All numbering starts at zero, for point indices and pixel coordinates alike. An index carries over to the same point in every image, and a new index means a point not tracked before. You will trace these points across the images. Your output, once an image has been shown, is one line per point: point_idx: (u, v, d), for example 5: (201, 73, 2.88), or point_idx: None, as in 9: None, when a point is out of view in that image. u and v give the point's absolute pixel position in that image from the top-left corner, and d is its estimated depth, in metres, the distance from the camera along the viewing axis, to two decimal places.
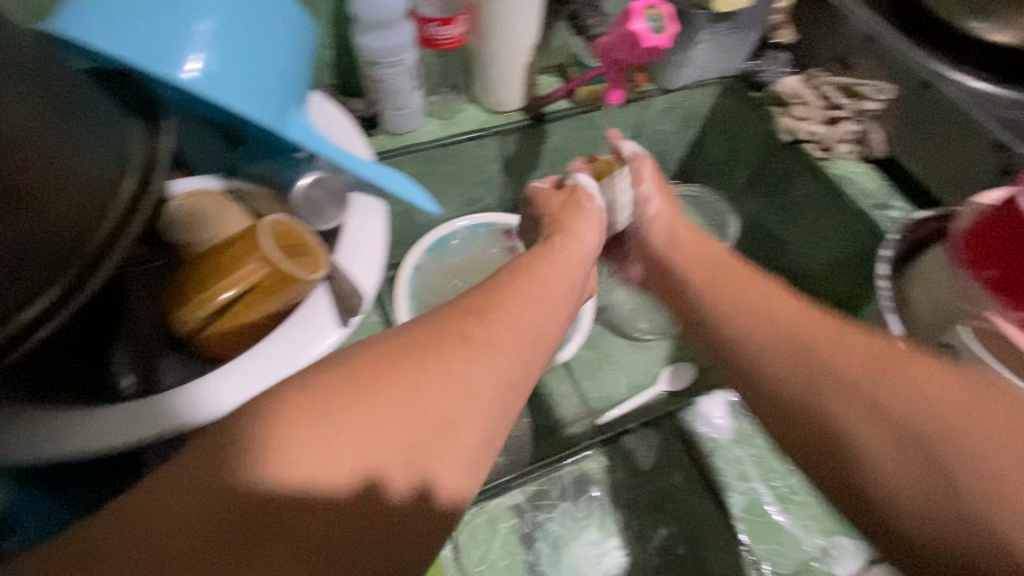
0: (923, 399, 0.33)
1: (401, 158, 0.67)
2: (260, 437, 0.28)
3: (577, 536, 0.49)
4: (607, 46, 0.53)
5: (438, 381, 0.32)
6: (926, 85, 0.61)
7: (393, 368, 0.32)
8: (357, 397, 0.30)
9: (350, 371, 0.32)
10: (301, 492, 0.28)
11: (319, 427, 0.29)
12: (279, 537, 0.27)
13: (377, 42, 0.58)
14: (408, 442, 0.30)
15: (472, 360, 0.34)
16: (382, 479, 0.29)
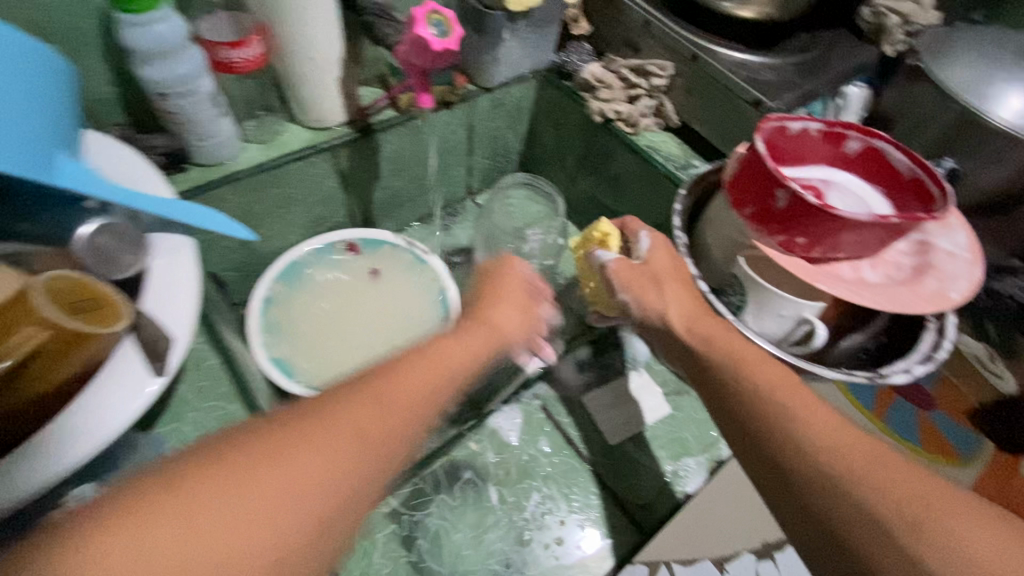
0: (882, 474, 0.36)
1: (223, 190, 0.64)
2: (194, 495, 0.30)
3: (452, 523, 0.49)
4: (404, 54, 0.58)
5: (331, 436, 0.35)
6: (694, 58, 0.71)
7: (244, 463, 0.32)
8: (211, 493, 0.31)
9: (204, 462, 0.32)
10: (208, 520, 0.30)
11: (231, 479, 0.32)
12: (205, 539, 0.30)
13: (162, 72, 0.55)
14: (288, 510, 0.32)
15: (366, 415, 0.37)
16: (279, 523, 0.32)
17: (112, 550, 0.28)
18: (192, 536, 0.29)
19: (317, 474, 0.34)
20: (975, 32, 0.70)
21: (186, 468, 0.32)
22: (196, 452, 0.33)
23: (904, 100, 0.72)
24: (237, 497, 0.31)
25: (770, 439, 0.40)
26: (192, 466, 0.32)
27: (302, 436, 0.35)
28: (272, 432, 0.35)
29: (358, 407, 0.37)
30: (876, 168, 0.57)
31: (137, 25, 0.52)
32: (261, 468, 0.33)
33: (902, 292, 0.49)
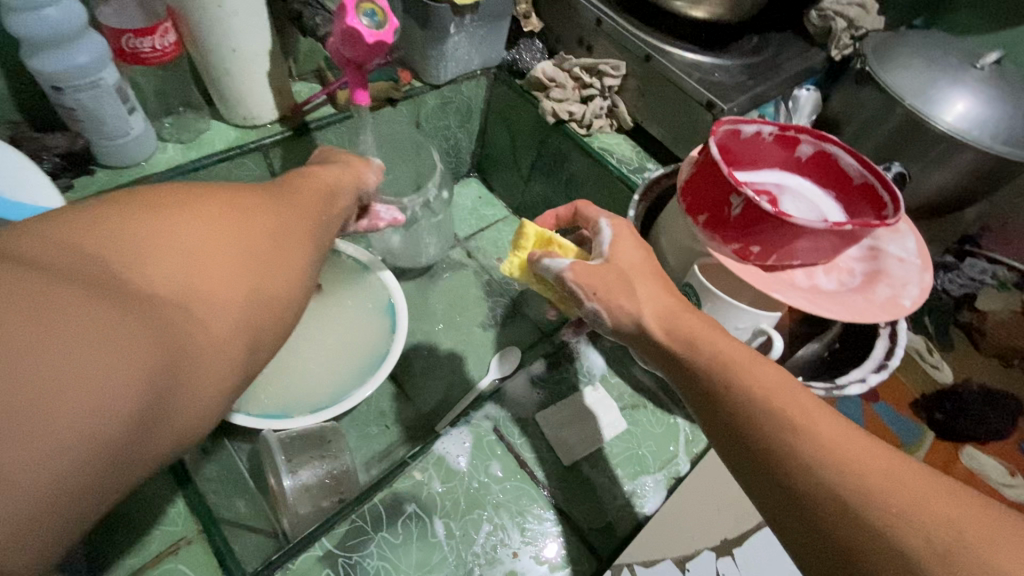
0: (903, 491, 0.30)
1: (135, 196, 0.57)
2: (132, 220, 0.26)
3: (395, 565, 0.42)
4: (334, 47, 0.54)
5: (275, 203, 0.34)
6: (647, 59, 0.69)
7: (216, 196, 0.30)
8: (185, 207, 0.28)
9: (168, 192, 0.29)
10: (171, 239, 0.26)
11: (174, 212, 0.27)
12: (174, 251, 0.26)
13: (57, 63, 0.48)
14: (246, 247, 0.29)
15: (302, 205, 0.36)
16: (245, 254, 0.28)
17: (90, 240, 0.24)
18: (186, 238, 0.26)
19: (292, 221, 0.34)
20: (918, 37, 0.71)
21: (168, 192, 0.28)
22: (156, 188, 0.29)
23: (851, 103, 0.73)
24: (216, 217, 0.29)
25: (762, 451, 0.34)
26: (160, 191, 0.28)
27: (260, 191, 0.34)
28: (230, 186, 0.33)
29: (302, 194, 0.38)
30: (827, 171, 0.56)
31: (25, 10, 0.45)
32: (230, 198, 0.31)
33: (856, 300, 0.49)
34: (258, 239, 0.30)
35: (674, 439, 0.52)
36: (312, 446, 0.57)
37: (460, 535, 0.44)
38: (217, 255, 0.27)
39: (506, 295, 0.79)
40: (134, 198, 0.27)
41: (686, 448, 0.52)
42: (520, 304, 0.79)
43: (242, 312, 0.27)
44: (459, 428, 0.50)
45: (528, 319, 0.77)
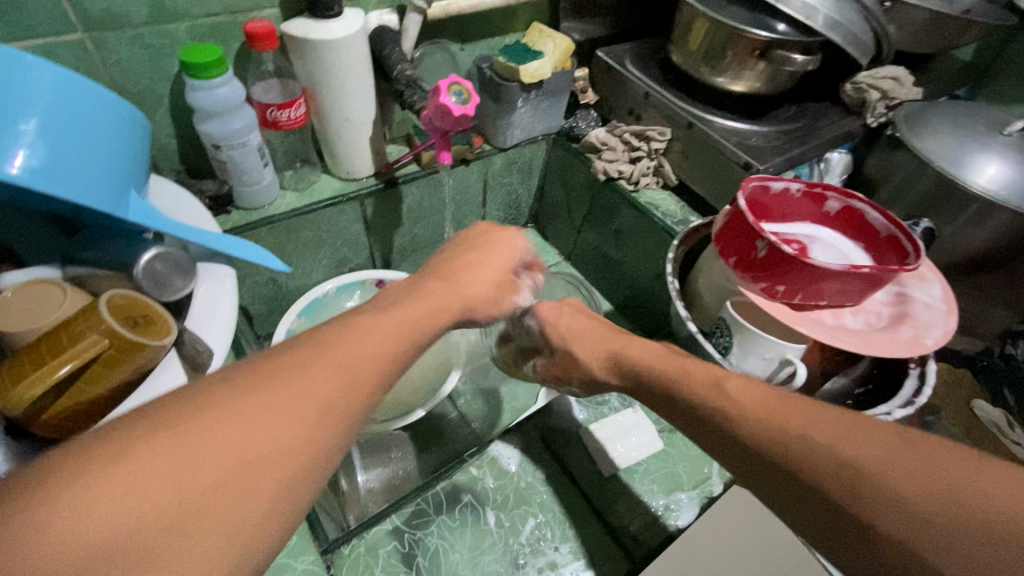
0: (868, 442, 0.32)
1: (261, 232, 0.71)
2: (133, 465, 0.23)
3: (451, 544, 0.48)
4: (428, 118, 0.68)
5: (312, 385, 0.29)
6: (690, 126, 0.78)
7: (208, 428, 0.25)
8: (164, 460, 0.24)
9: (149, 426, 0.24)
10: (161, 498, 0.23)
11: (179, 452, 0.24)
12: (165, 515, 0.23)
13: (220, 127, 0.63)
14: (251, 488, 0.25)
15: (357, 360, 0.32)
16: (244, 501, 0.25)
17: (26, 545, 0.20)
18: (188, 486, 0.24)
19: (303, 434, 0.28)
20: (949, 107, 0.76)
21: (171, 417, 0.25)
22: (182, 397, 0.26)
23: (886, 166, 0.78)
24: (190, 471, 0.24)
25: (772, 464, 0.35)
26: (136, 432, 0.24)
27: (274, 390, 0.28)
28: (243, 369, 0.29)
29: (350, 343, 0.33)
30: (856, 225, 0.62)
31: (200, 88, 0.60)
32: (234, 401, 0.27)
33: (882, 338, 0.53)
34: (237, 495, 0.25)
35: (708, 462, 0.57)
36: (381, 450, 0.65)
37: (509, 525, 0.50)
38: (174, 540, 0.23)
39: None
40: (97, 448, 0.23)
41: (719, 471, 0.56)
42: None
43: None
44: (511, 434, 0.57)
45: None
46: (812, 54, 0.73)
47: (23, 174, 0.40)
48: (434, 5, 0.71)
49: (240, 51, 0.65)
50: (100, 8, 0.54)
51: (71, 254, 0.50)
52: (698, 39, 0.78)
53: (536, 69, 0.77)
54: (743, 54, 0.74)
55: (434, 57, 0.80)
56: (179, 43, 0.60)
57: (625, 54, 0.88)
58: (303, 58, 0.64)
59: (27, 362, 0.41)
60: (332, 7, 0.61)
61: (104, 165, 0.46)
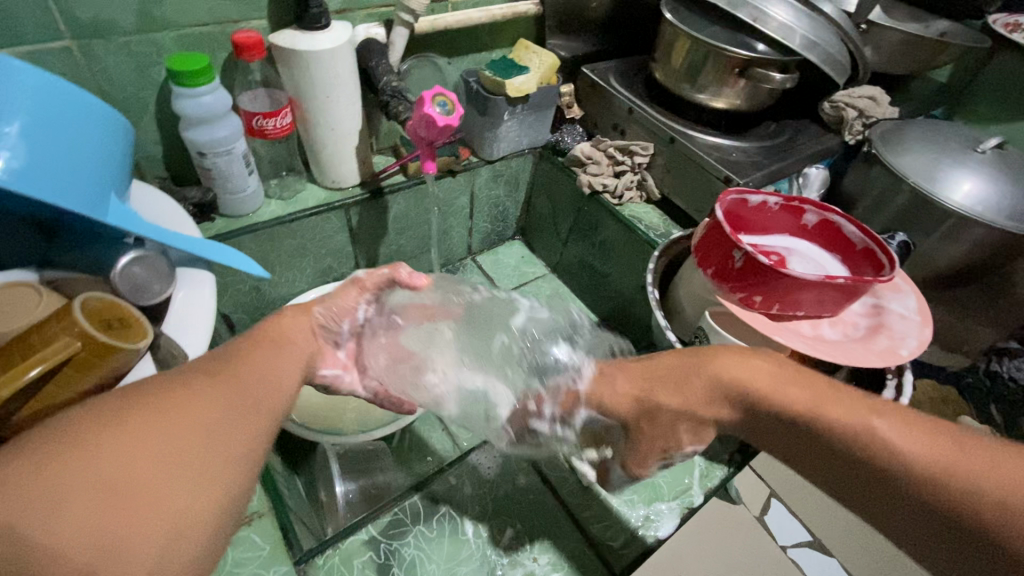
0: (892, 422, 0.35)
1: (244, 240, 0.71)
2: (49, 471, 0.24)
3: (428, 554, 0.47)
4: (412, 128, 0.69)
5: (218, 397, 0.32)
6: (672, 140, 0.80)
7: (151, 413, 0.28)
8: (98, 449, 0.25)
9: (76, 427, 0.26)
10: (81, 498, 0.24)
11: (96, 454, 0.25)
12: (88, 510, 0.24)
13: (206, 135, 0.63)
14: (170, 484, 0.27)
15: (253, 381, 0.35)
16: (168, 497, 0.26)
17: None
18: (105, 484, 0.25)
19: (241, 411, 0.32)
20: (923, 126, 0.78)
21: (83, 428, 0.26)
22: (87, 412, 0.27)
23: (863, 182, 0.79)
24: (154, 436, 0.27)
25: (803, 435, 0.37)
26: (84, 422, 0.26)
27: (207, 381, 0.32)
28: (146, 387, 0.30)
29: (241, 369, 0.35)
30: (831, 238, 0.63)
31: (187, 97, 0.60)
32: (144, 414, 0.28)
33: (857, 348, 0.53)
34: (194, 454, 0.28)
35: (689, 472, 0.57)
36: (360, 461, 0.65)
37: (487, 536, 0.50)
38: (120, 517, 0.24)
39: None
40: (41, 439, 0.25)
41: (700, 483, 0.56)
42: None
43: (166, 551, 0.25)
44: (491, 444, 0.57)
45: None
46: (790, 72, 0.75)
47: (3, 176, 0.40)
48: (421, 18, 0.73)
49: (228, 61, 0.65)
50: (88, 16, 0.55)
51: (49, 258, 0.50)
52: (679, 57, 0.80)
53: (523, 83, 0.78)
54: (722, 71, 0.76)
55: (422, 70, 0.81)
56: (166, 52, 0.61)
57: (610, 71, 0.90)
58: (290, 68, 0.64)
59: None
60: (321, 19, 0.62)
61: (85, 170, 0.46)
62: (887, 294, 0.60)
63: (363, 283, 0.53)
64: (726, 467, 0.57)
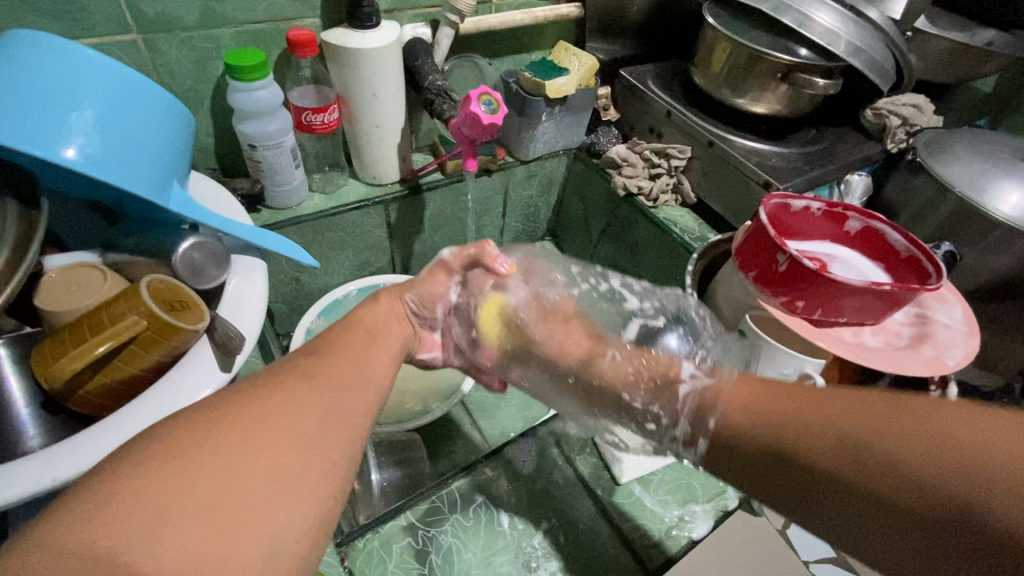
0: (830, 419, 0.34)
1: (288, 232, 0.73)
2: (166, 480, 0.24)
3: (465, 542, 0.48)
4: (456, 126, 0.71)
5: (307, 394, 0.32)
6: (711, 144, 0.79)
7: (248, 423, 0.28)
8: (202, 456, 0.26)
9: (183, 436, 0.27)
10: (194, 505, 0.24)
11: (204, 460, 0.26)
12: (198, 515, 0.24)
13: (258, 128, 0.65)
14: (278, 487, 0.27)
15: (339, 378, 0.35)
16: (275, 498, 0.27)
17: (103, 537, 0.22)
18: (217, 486, 0.25)
19: (332, 425, 0.32)
20: (971, 134, 0.77)
21: (186, 434, 0.27)
22: (189, 419, 0.28)
23: (907, 190, 0.78)
24: (254, 438, 0.28)
25: (776, 465, 0.36)
26: (185, 434, 0.27)
27: (297, 390, 0.32)
28: (240, 392, 0.31)
29: (327, 368, 0.36)
30: (875, 245, 0.62)
31: (243, 90, 0.62)
32: (242, 419, 0.29)
33: (902, 357, 0.53)
34: (288, 474, 0.28)
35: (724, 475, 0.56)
36: (394, 452, 0.66)
37: (522, 528, 0.50)
38: (232, 520, 0.25)
39: None
40: (145, 452, 0.26)
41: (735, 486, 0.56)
42: None
43: (277, 552, 0.26)
44: (526, 439, 0.57)
45: None
46: (834, 78, 0.74)
47: (77, 159, 0.43)
48: (465, 19, 0.74)
49: (281, 57, 0.68)
50: (155, 11, 0.57)
51: (112, 242, 0.53)
52: (720, 61, 0.80)
53: (562, 85, 0.79)
54: (763, 77, 0.76)
55: (463, 70, 0.83)
56: (224, 47, 0.63)
57: (648, 75, 0.90)
58: (340, 65, 0.66)
59: (68, 339, 0.43)
60: (371, 19, 0.64)
61: (152, 158, 0.48)
62: (930, 302, 0.59)
63: (448, 265, 0.55)
64: None
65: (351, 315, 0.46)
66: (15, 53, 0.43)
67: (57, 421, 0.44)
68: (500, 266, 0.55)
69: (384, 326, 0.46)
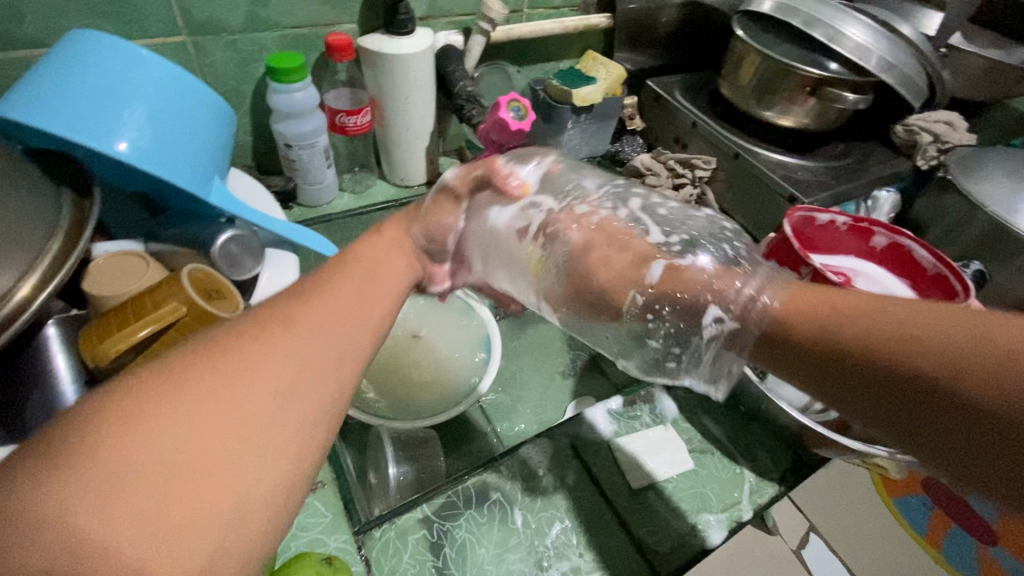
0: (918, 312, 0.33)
1: (317, 229, 0.75)
2: (129, 429, 0.25)
3: (479, 537, 0.49)
4: (484, 131, 0.73)
5: (283, 338, 0.31)
6: (737, 156, 0.80)
7: (218, 368, 0.29)
8: (169, 400, 0.26)
9: (154, 382, 0.27)
10: (156, 452, 0.25)
11: (166, 404, 0.26)
12: (160, 465, 0.25)
13: (294, 128, 0.68)
14: (246, 434, 0.27)
15: (324, 319, 0.34)
16: (245, 444, 0.27)
17: (58, 504, 0.23)
18: (182, 432, 0.26)
19: (309, 376, 0.31)
20: (1004, 153, 0.75)
21: (155, 380, 0.27)
22: (162, 363, 0.29)
23: (937, 207, 0.77)
24: (224, 386, 0.28)
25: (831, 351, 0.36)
26: (147, 386, 0.27)
27: (271, 340, 0.31)
28: (218, 334, 0.31)
29: (310, 303, 0.35)
30: (901, 260, 0.62)
31: (282, 92, 0.65)
32: (217, 364, 0.29)
33: None
34: (252, 433, 0.28)
35: (739, 486, 0.56)
36: (411, 447, 0.67)
37: (536, 526, 0.51)
38: (193, 473, 0.25)
39: (587, 350, 0.87)
40: (103, 402, 0.26)
41: (750, 498, 0.55)
42: (600, 360, 0.85)
43: (242, 502, 0.26)
44: (543, 439, 0.58)
45: (606, 374, 0.84)
46: (865, 93, 0.74)
47: (129, 152, 0.46)
48: (497, 28, 0.76)
49: (319, 61, 0.70)
50: (204, 15, 0.60)
51: (154, 232, 0.55)
52: (748, 73, 0.80)
53: (588, 93, 0.80)
54: (791, 90, 0.76)
55: (492, 77, 0.85)
56: (266, 50, 0.66)
57: (674, 85, 0.91)
58: (374, 70, 0.69)
59: (114, 322, 0.45)
60: (406, 25, 0.66)
61: (196, 153, 0.51)
62: None
63: (451, 190, 0.51)
64: (778, 485, 0.57)
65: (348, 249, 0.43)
66: (76, 50, 0.46)
67: None
68: (511, 185, 0.49)
69: (387, 258, 0.44)
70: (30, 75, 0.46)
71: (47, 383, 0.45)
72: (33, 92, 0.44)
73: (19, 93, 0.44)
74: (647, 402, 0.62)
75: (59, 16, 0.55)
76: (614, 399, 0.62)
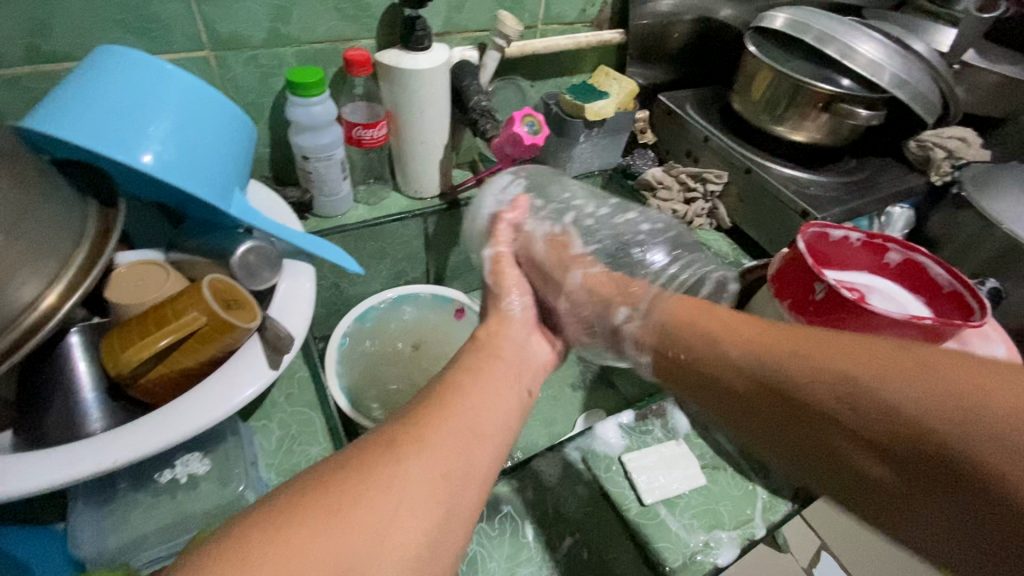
0: (838, 363, 0.35)
1: (331, 240, 0.76)
2: (299, 540, 0.27)
3: (490, 549, 0.49)
4: (499, 145, 0.74)
5: (420, 452, 0.33)
6: (748, 171, 0.80)
7: (370, 482, 0.31)
8: (324, 512, 0.29)
9: (315, 494, 0.30)
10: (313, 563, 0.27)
11: (327, 518, 0.29)
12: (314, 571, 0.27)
13: (311, 141, 0.69)
14: (391, 546, 0.29)
15: (454, 432, 0.36)
16: (387, 554, 0.29)
17: None
18: (340, 546, 0.28)
19: (418, 504, 0.31)
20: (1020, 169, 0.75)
21: (317, 490, 0.30)
22: (325, 473, 0.32)
23: (951, 224, 0.76)
24: (372, 498, 0.30)
25: (776, 413, 0.38)
26: (309, 496, 0.30)
27: (382, 468, 0.32)
28: (367, 447, 0.34)
29: (442, 410, 0.37)
30: (916, 277, 0.61)
31: (300, 105, 0.66)
32: (365, 477, 0.31)
33: None
34: (372, 552, 0.29)
35: (752, 503, 0.56)
36: None
37: (547, 541, 0.51)
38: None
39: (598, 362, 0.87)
40: (279, 509, 0.29)
41: (763, 516, 0.55)
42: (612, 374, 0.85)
43: None
44: (553, 452, 0.58)
45: (616, 389, 0.84)
46: (878, 110, 0.74)
47: (153, 164, 0.46)
48: (512, 44, 0.77)
49: (337, 75, 0.72)
50: (227, 31, 0.62)
51: (174, 242, 0.57)
52: (760, 89, 0.80)
53: (601, 108, 0.81)
54: (804, 106, 0.76)
55: (506, 92, 0.86)
56: (286, 64, 0.68)
57: (686, 100, 0.92)
58: (391, 84, 0.70)
59: (135, 331, 0.46)
60: (423, 41, 0.67)
61: (217, 166, 0.52)
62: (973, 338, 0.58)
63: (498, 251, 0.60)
64: (791, 502, 0.56)
65: (470, 356, 0.46)
66: (103, 66, 0.48)
67: (117, 407, 0.48)
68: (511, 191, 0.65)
69: (510, 359, 0.48)
70: (59, 89, 0.47)
71: (69, 390, 0.46)
72: (62, 107, 0.45)
73: (49, 108, 0.45)
74: (658, 416, 0.62)
75: (89, 33, 0.56)
76: (627, 411, 0.62)
